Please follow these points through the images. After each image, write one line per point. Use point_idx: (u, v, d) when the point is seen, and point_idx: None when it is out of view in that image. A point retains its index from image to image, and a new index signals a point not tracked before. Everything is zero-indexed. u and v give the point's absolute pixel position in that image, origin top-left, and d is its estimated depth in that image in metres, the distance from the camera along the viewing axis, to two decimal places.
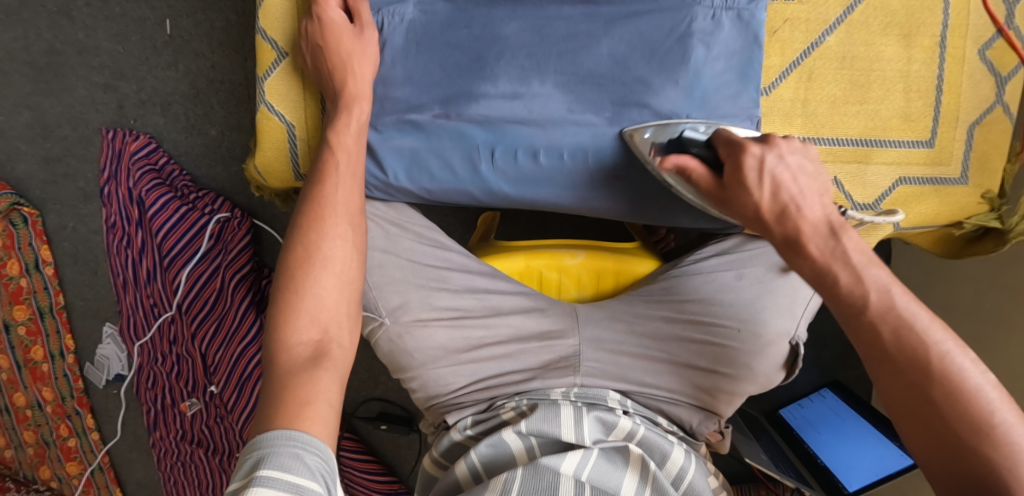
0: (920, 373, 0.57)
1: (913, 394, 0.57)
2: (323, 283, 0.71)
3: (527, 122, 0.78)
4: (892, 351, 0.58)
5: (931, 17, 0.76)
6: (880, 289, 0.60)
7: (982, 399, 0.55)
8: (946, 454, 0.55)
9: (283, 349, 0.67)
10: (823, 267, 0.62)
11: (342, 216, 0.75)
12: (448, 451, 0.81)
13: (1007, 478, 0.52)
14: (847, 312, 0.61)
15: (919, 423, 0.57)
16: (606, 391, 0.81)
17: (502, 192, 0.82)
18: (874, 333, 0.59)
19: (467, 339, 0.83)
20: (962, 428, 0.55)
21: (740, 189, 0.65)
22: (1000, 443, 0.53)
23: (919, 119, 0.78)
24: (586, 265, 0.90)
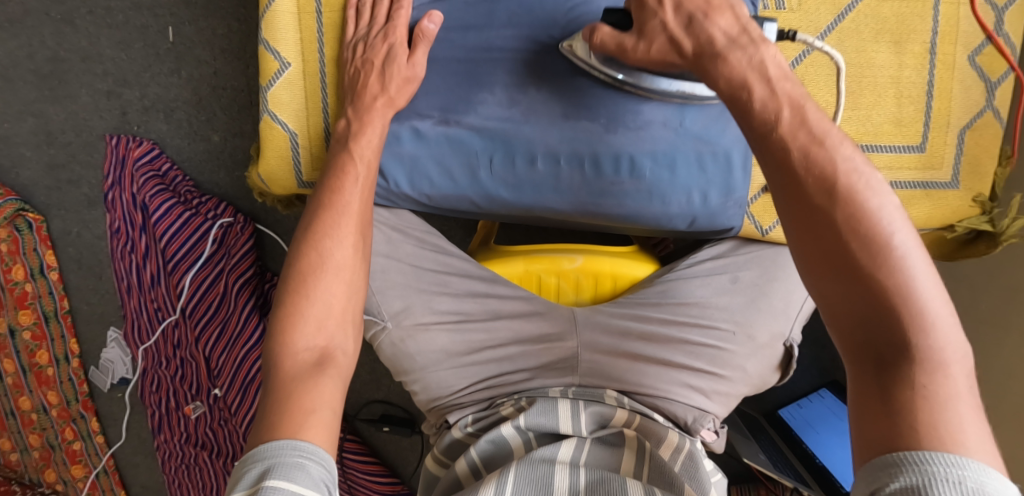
0: (825, 196, 0.55)
1: (813, 219, 0.55)
2: (332, 290, 0.72)
3: (522, 122, 0.80)
4: (806, 181, 0.55)
5: (921, 24, 0.77)
6: (792, 103, 0.58)
7: (884, 226, 0.53)
8: (843, 285, 0.53)
9: (288, 354, 0.68)
10: (738, 80, 0.61)
11: (353, 224, 0.76)
12: (449, 449, 0.81)
13: (904, 311, 0.52)
14: (758, 131, 0.59)
15: (818, 248, 0.55)
16: (603, 390, 0.81)
17: (501, 198, 0.83)
18: (782, 148, 0.57)
19: (468, 342, 0.85)
20: (865, 256, 0.53)
21: (649, 15, 0.67)
22: (897, 271, 0.52)
23: (909, 125, 0.79)
24: (584, 268, 0.90)
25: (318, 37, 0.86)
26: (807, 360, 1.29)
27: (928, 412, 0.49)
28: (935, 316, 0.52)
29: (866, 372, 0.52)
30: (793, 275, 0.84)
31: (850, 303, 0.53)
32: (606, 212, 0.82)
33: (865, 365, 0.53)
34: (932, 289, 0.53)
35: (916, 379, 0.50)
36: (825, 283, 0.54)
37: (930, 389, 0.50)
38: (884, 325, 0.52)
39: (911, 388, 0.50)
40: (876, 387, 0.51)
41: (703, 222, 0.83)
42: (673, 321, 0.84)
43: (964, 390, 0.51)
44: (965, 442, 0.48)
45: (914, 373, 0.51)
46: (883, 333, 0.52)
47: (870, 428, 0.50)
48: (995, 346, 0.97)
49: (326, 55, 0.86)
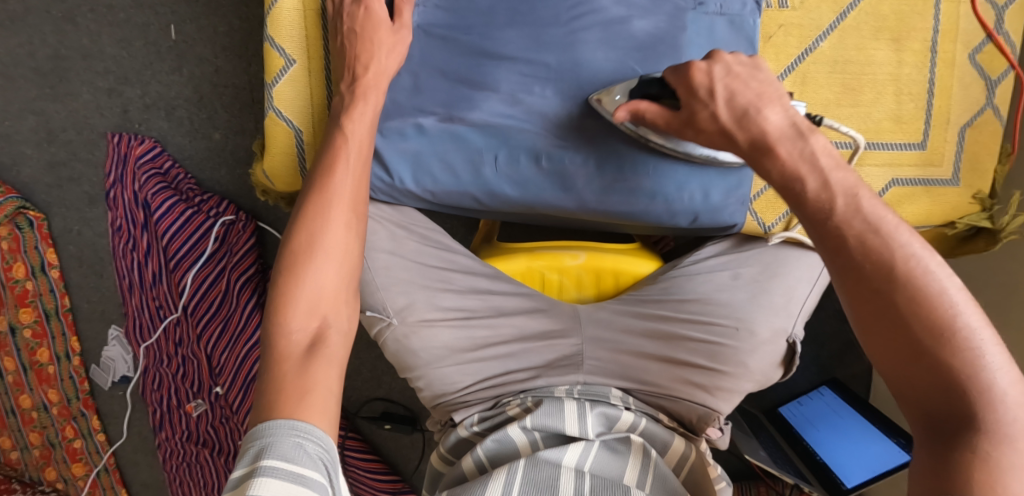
0: (884, 276, 0.56)
1: (870, 298, 0.56)
2: (324, 271, 0.72)
3: (517, 117, 0.80)
4: (864, 259, 0.57)
5: (922, 22, 0.78)
6: (846, 192, 0.60)
7: (945, 301, 0.54)
8: (906, 360, 0.54)
9: (282, 335, 0.69)
10: (790, 171, 0.63)
11: (346, 205, 0.76)
12: (455, 447, 0.83)
13: (969, 389, 0.52)
14: (812, 216, 0.61)
15: (879, 324, 0.56)
16: (608, 388, 0.83)
17: (504, 195, 0.83)
18: (837, 235, 0.59)
19: (472, 338, 0.85)
20: (926, 335, 0.54)
21: (697, 102, 0.69)
22: (961, 349, 0.53)
23: (910, 121, 0.79)
24: (587, 265, 0.91)
25: (323, 34, 0.87)
26: (806, 357, 1.30)
27: (994, 485, 0.49)
28: (999, 385, 0.52)
29: (930, 443, 0.53)
30: (793, 271, 0.85)
31: (914, 380, 0.54)
32: (607, 209, 0.83)
33: (929, 436, 0.54)
34: (996, 358, 0.53)
35: (980, 447, 0.51)
36: (886, 357, 0.56)
37: (994, 456, 0.50)
38: (946, 396, 0.53)
39: (974, 454, 0.51)
40: (940, 456, 0.52)
41: (705, 219, 0.83)
42: (678, 329, 0.84)
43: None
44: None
45: (978, 443, 0.51)
46: (945, 404, 0.53)
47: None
48: None
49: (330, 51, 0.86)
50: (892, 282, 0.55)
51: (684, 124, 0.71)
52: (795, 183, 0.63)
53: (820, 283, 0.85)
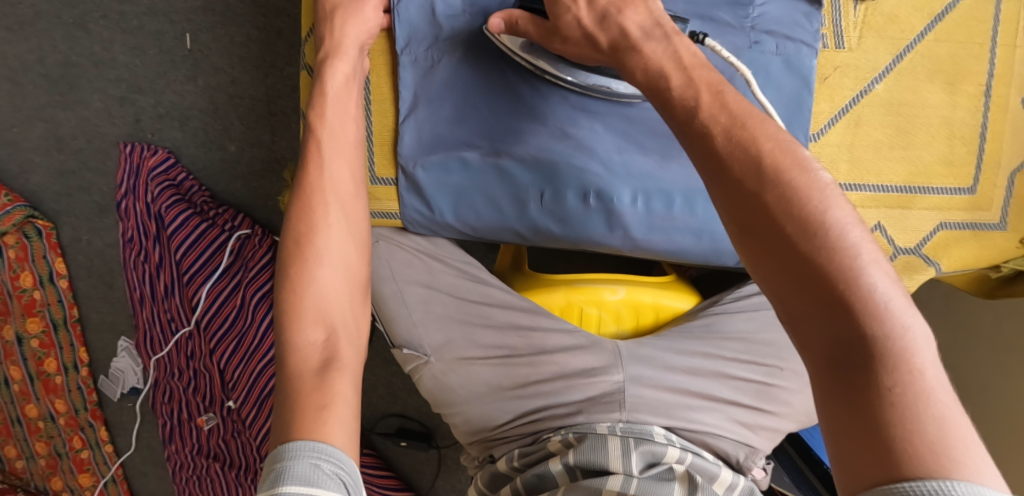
0: (755, 180, 0.52)
1: (750, 206, 0.52)
2: (324, 275, 0.68)
3: (569, 152, 0.79)
4: (744, 160, 0.53)
5: (977, 65, 0.77)
6: (711, 89, 0.57)
7: (817, 199, 0.51)
8: (786, 273, 0.50)
9: (293, 351, 0.64)
10: (656, 74, 0.60)
11: (335, 202, 0.72)
12: (493, 480, 0.82)
13: (856, 300, 0.48)
14: (681, 118, 0.57)
15: (761, 238, 0.52)
16: (651, 426, 0.79)
17: (548, 231, 0.81)
18: (706, 135, 0.55)
19: (511, 376, 0.83)
20: (805, 240, 0.50)
21: (562, 9, 0.66)
22: (837, 251, 0.49)
23: (960, 166, 0.78)
24: (626, 300, 0.90)
25: None
26: None
27: (901, 416, 0.45)
28: (888, 299, 0.49)
29: (832, 379, 0.48)
30: None
31: (796, 294, 0.50)
32: (653, 248, 0.81)
33: (831, 371, 0.48)
34: (879, 271, 0.49)
35: (882, 380, 0.46)
36: (776, 278, 0.51)
37: (896, 392, 0.46)
38: (840, 318, 0.48)
39: (875, 391, 0.46)
40: (847, 392, 0.47)
41: None
42: (725, 369, 0.84)
43: (938, 383, 0.47)
44: (959, 461, 0.44)
45: (880, 375, 0.47)
46: (837, 328, 0.48)
47: (848, 447, 0.46)
48: (1018, 378, 0.98)
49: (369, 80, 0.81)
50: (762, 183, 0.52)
51: (550, 34, 0.68)
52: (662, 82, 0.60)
53: None
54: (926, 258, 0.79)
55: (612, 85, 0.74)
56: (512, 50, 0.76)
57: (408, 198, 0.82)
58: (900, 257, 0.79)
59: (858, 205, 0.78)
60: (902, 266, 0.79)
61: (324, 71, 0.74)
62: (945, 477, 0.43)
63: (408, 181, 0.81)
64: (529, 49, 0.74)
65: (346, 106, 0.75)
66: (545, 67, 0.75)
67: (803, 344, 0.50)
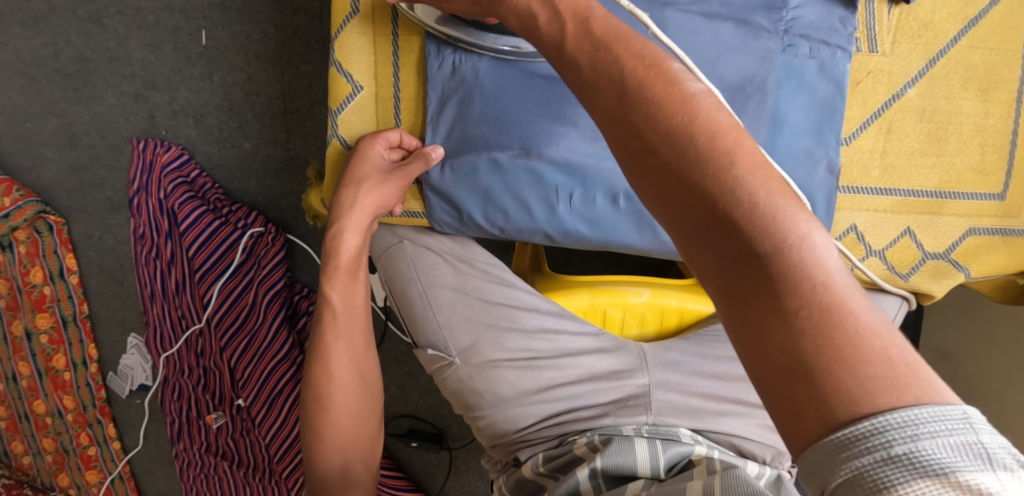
0: (618, 101, 0.47)
1: (621, 134, 0.47)
2: (342, 416, 0.84)
3: (602, 155, 0.78)
4: (609, 85, 0.48)
5: (1010, 72, 0.76)
6: (574, 16, 0.51)
7: (684, 107, 0.45)
8: (667, 199, 0.44)
9: (319, 478, 0.84)
10: (523, 13, 0.55)
11: (348, 352, 0.86)
12: (518, 486, 0.80)
13: (738, 214, 0.42)
14: (553, 52, 0.53)
15: (635, 163, 0.46)
16: (677, 428, 0.79)
17: (578, 233, 0.81)
18: (576, 70, 0.50)
19: (539, 380, 0.82)
20: (676, 156, 0.44)
21: None
22: (710, 162, 0.43)
23: (992, 172, 0.78)
24: (650, 304, 0.89)
25: (393, 60, 0.83)
26: None
27: (810, 339, 0.38)
28: (776, 204, 0.42)
29: (733, 309, 0.42)
30: None
31: (680, 219, 0.44)
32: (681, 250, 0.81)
33: (730, 302, 0.42)
34: (761, 176, 0.43)
35: (785, 305, 0.40)
36: (657, 205, 0.45)
37: (804, 315, 0.39)
38: (726, 239, 0.42)
39: (779, 318, 0.39)
40: (749, 324, 0.41)
41: None
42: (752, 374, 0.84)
43: (855, 294, 0.40)
44: (889, 384, 0.37)
45: (781, 299, 0.40)
46: (725, 251, 0.42)
47: (767, 388, 0.40)
48: None
49: (399, 80, 0.84)
50: (626, 105, 0.47)
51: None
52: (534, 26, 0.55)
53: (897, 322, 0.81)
54: (955, 263, 0.79)
55: (519, 45, 0.75)
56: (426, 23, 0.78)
57: (437, 201, 0.83)
58: (929, 262, 0.79)
59: (888, 211, 0.78)
60: (930, 272, 0.79)
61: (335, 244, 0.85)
62: (879, 411, 0.36)
63: (436, 182, 0.83)
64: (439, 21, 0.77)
65: (352, 265, 0.86)
66: (457, 36, 0.77)
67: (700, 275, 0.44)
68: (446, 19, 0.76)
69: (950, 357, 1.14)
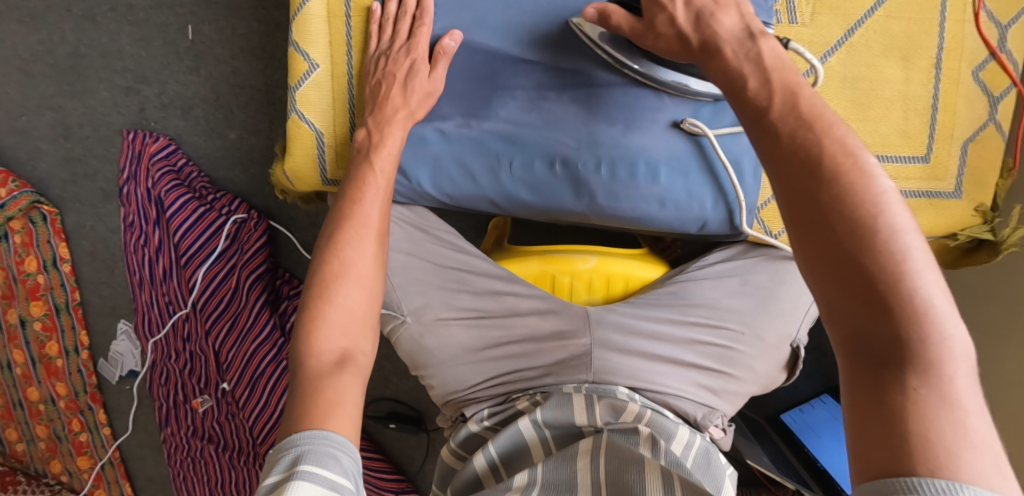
0: (809, 175, 0.54)
1: (806, 202, 0.54)
2: (353, 296, 0.75)
3: (536, 123, 0.84)
4: (806, 158, 0.55)
5: (928, 40, 0.81)
6: (786, 92, 0.59)
7: (873, 202, 0.52)
8: (832, 271, 0.52)
9: (311, 355, 0.71)
10: (734, 71, 0.64)
11: (372, 234, 0.79)
12: (467, 442, 0.84)
13: (895, 301, 0.50)
14: (752, 113, 0.60)
15: (809, 232, 0.54)
16: (615, 387, 0.83)
17: (520, 199, 0.86)
18: (773, 134, 0.58)
19: (485, 337, 0.88)
20: (850, 239, 0.52)
21: (657, 8, 0.71)
22: (884, 252, 0.51)
23: (916, 136, 0.83)
24: (597, 269, 0.93)
25: (347, 40, 0.89)
26: (809, 364, 1.27)
27: (922, 416, 0.47)
28: (932, 306, 0.50)
29: (859, 373, 0.51)
30: (799, 280, 0.89)
31: (841, 291, 0.52)
32: (619, 214, 0.85)
33: (859, 367, 0.51)
34: (928, 277, 0.50)
35: (907, 381, 0.49)
36: (815, 271, 0.53)
37: (920, 393, 0.48)
38: (876, 319, 0.50)
39: (901, 391, 0.48)
40: (870, 387, 0.50)
41: (714, 226, 0.86)
42: (690, 334, 0.87)
43: (965, 391, 0.49)
44: (968, 463, 0.46)
45: (907, 377, 0.49)
46: (871, 328, 0.50)
47: (865, 438, 0.49)
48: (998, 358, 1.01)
49: (353, 59, 0.89)
50: (821, 180, 0.54)
51: (643, 31, 0.73)
52: (740, 83, 0.63)
53: None
54: None
55: (689, 83, 0.80)
56: (593, 40, 0.81)
57: None
58: None
59: None
60: None
61: (381, 140, 0.82)
62: (953, 478, 0.45)
63: None
64: (613, 41, 0.80)
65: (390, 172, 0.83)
66: (625, 60, 0.80)
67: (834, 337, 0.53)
68: (619, 41, 0.79)
69: None
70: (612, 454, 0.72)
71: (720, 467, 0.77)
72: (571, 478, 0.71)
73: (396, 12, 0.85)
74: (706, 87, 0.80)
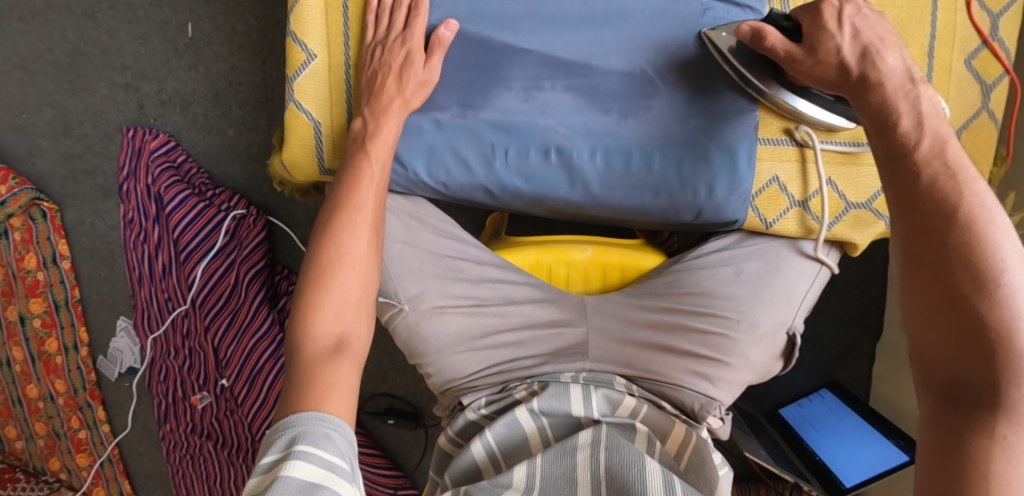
0: (942, 221, 0.60)
1: (931, 246, 0.60)
2: (349, 281, 0.76)
3: (530, 112, 0.86)
4: (943, 204, 0.61)
5: (920, 29, 0.86)
6: (935, 137, 0.64)
7: (998, 258, 0.57)
8: (943, 314, 0.58)
9: (308, 339, 0.71)
10: (886, 107, 0.67)
11: (366, 219, 0.79)
12: (464, 430, 0.85)
13: (999, 353, 0.55)
14: (893, 150, 0.65)
15: (929, 273, 0.59)
16: (613, 376, 0.87)
17: (514, 188, 0.87)
18: (913, 174, 0.63)
19: (482, 325, 0.88)
20: (972, 288, 0.57)
21: (823, 34, 0.72)
22: (999, 306, 0.56)
23: None
24: (593, 259, 0.94)
25: (343, 31, 0.89)
26: (807, 360, 1.27)
27: (1001, 459, 0.53)
28: None
29: (947, 412, 0.56)
30: (794, 268, 0.88)
31: (951, 333, 0.57)
32: (613, 202, 0.87)
33: (948, 406, 0.57)
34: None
35: (997, 427, 0.54)
36: (927, 310, 0.59)
37: (1008, 440, 0.53)
38: (976, 365, 0.56)
39: (988, 435, 0.54)
40: (954, 423, 0.56)
41: (708, 215, 0.87)
42: (687, 321, 0.87)
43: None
44: None
45: (994, 422, 0.54)
46: (970, 374, 0.56)
47: (937, 465, 0.55)
48: None
49: (350, 49, 0.89)
50: (951, 227, 0.59)
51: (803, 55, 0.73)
52: (891, 118, 0.67)
53: (816, 286, 0.89)
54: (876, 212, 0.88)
55: (815, 113, 0.83)
56: (723, 54, 0.83)
57: None
58: (852, 211, 0.87)
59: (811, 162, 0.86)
60: (852, 221, 0.88)
61: (377, 129, 0.83)
62: None
63: None
64: (749, 60, 0.81)
65: (386, 158, 0.83)
66: (754, 80, 0.82)
67: (927, 374, 0.59)
68: (753, 57, 0.81)
69: None
70: (612, 450, 0.71)
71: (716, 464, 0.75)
72: (570, 473, 0.72)
73: (392, 3, 0.86)
74: (831, 118, 0.83)
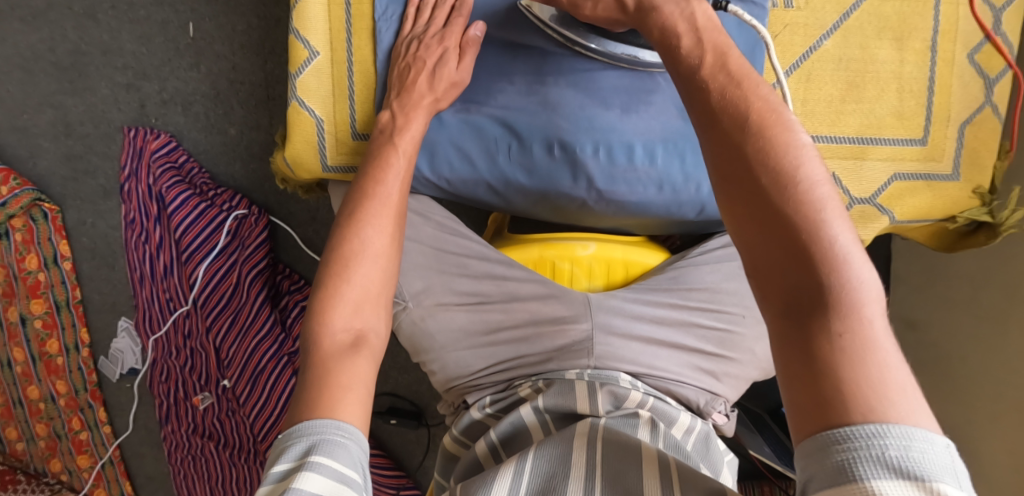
0: (739, 131, 0.54)
1: (733, 159, 0.54)
2: (369, 274, 0.74)
3: (531, 108, 0.86)
4: (737, 117, 0.55)
5: (922, 23, 0.87)
6: (715, 50, 0.58)
7: (794, 155, 0.53)
8: (756, 225, 0.52)
9: (324, 333, 0.70)
10: (669, 28, 0.61)
11: (388, 212, 0.78)
12: (468, 429, 0.84)
13: (815, 251, 0.50)
14: (683, 72, 0.59)
15: (734, 184, 0.54)
16: (618, 373, 0.83)
17: (518, 183, 0.88)
18: (703, 91, 0.57)
19: (486, 321, 0.88)
20: (778, 193, 0.52)
21: None
22: (806, 203, 0.51)
23: (911, 118, 0.89)
24: (597, 255, 0.93)
25: (346, 27, 0.89)
26: None
27: (853, 364, 0.48)
28: (849, 255, 0.51)
29: (786, 324, 0.51)
30: None
31: (768, 241, 0.52)
32: (618, 198, 0.87)
33: (789, 319, 0.51)
34: (841, 225, 0.51)
35: (831, 327, 0.49)
36: (743, 225, 0.53)
37: (845, 337, 0.48)
38: (799, 268, 0.51)
39: (828, 338, 0.49)
40: (798, 337, 0.50)
41: (712, 211, 0.89)
42: (690, 318, 0.88)
43: (883, 333, 0.49)
44: (896, 404, 0.46)
45: (830, 321, 0.49)
46: (795, 277, 0.51)
47: (794, 384, 0.49)
48: (998, 347, 1.00)
49: (353, 46, 0.89)
50: (745, 136, 0.54)
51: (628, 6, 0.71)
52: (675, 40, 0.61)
53: None
54: (880, 207, 0.90)
55: (638, 54, 0.80)
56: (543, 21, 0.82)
57: None
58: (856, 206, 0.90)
59: None
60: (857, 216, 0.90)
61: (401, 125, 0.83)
62: (883, 420, 0.46)
63: None
64: (561, 20, 0.81)
65: (412, 152, 0.83)
66: (576, 38, 0.81)
67: (765, 293, 0.53)
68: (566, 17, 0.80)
69: (918, 325, 1.14)
70: (612, 438, 0.71)
71: (719, 454, 0.77)
72: (565, 455, 0.70)
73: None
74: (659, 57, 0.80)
